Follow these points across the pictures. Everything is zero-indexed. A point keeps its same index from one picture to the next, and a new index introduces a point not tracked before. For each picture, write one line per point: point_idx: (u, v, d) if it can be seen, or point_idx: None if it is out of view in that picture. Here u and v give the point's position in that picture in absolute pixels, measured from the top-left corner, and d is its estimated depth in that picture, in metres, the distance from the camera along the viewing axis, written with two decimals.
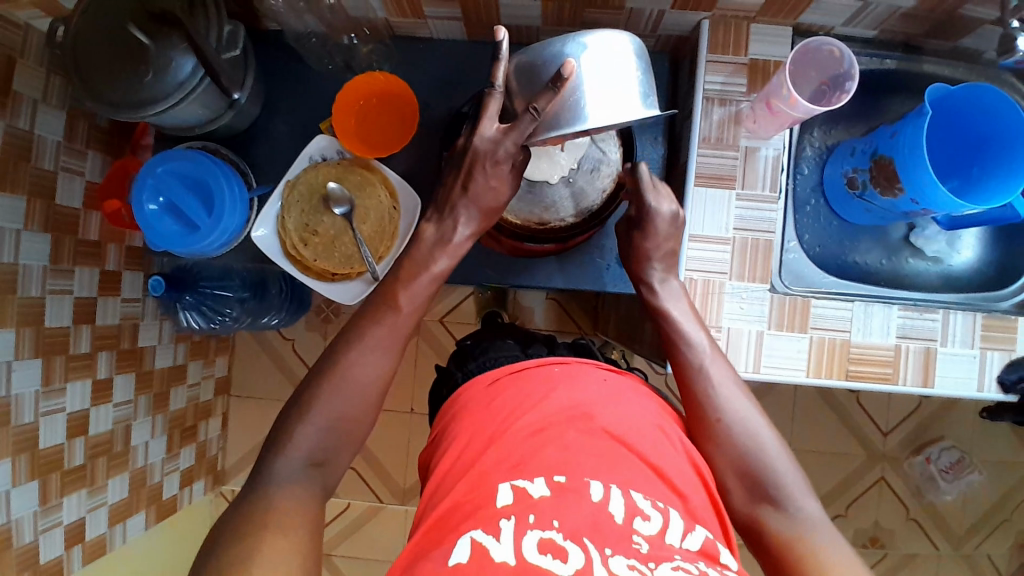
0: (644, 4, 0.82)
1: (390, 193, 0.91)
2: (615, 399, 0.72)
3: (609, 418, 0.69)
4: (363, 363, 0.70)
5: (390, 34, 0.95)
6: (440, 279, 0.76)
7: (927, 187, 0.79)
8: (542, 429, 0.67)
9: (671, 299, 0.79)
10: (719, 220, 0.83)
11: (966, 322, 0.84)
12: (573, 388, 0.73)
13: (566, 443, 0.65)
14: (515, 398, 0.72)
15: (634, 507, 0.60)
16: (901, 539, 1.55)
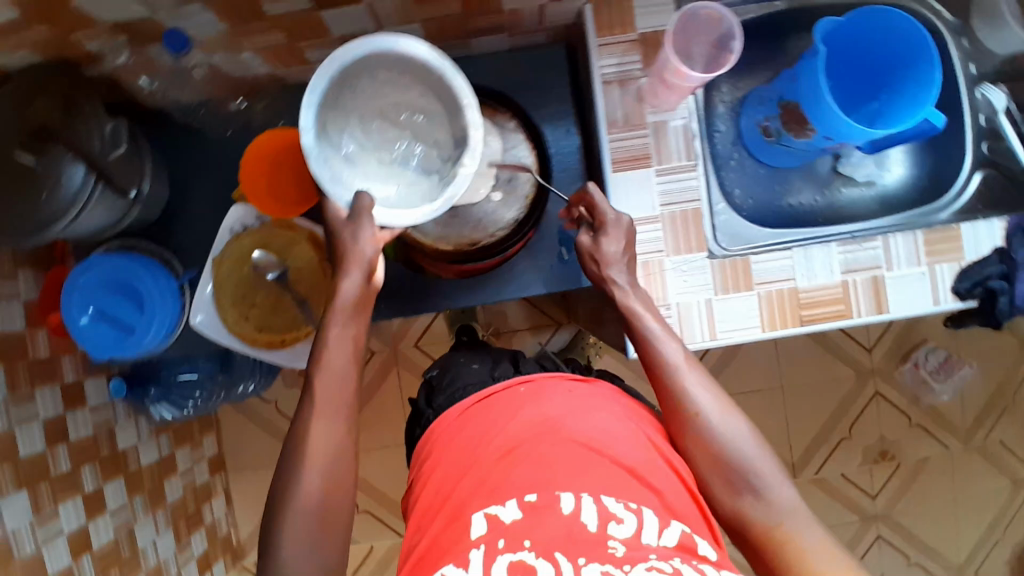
0: (521, 3, 0.80)
1: (320, 246, 0.90)
2: (584, 407, 0.72)
3: (579, 428, 0.69)
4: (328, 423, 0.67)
5: (280, 87, 0.92)
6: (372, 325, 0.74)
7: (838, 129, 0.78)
8: (511, 451, 0.67)
9: (638, 298, 0.76)
10: (645, 200, 0.83)
11: (908, 242, 0.83)
12: (540, 403, 0.72)
13: (537, 462, 0.66)
14: (485, 424, 0.72)
15: (607, 512, 0.60)
16: (908, 446, 1.58)
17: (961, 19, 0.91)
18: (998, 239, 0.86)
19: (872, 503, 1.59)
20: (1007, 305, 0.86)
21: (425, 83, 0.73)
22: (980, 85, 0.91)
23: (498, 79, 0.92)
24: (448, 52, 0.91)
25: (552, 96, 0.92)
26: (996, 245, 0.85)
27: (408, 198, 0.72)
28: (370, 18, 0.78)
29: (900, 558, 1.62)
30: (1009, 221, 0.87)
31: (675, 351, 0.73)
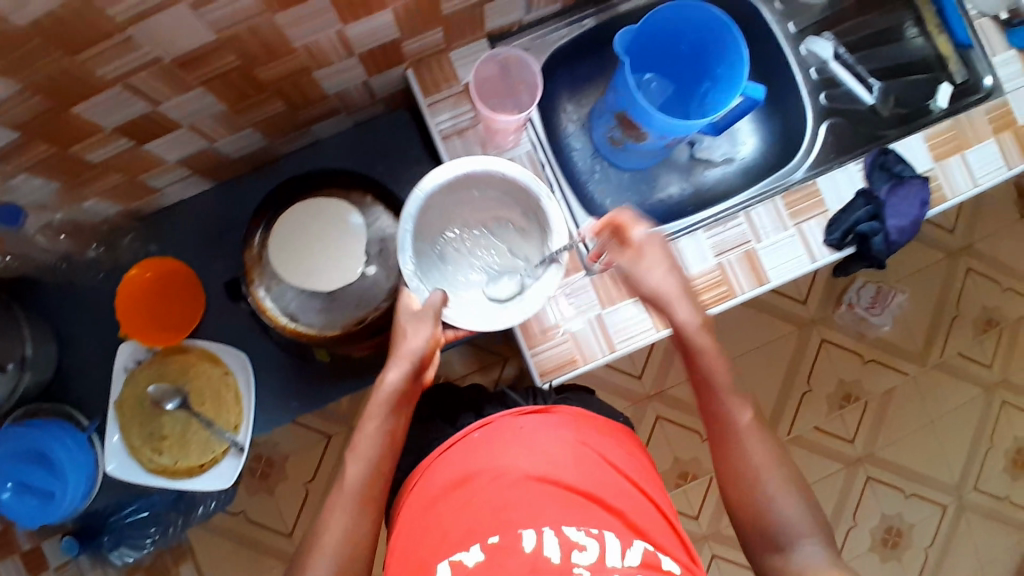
0: (341, 85, 0.81)
1: (216, 363, 0.90)
2: (541, 442, 0.71)
3: (532, 463, 0.68)
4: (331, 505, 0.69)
5: (143, 217, 0.92)
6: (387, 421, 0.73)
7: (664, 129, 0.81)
8: (469, 498, 0.66)
9: (653, 267, 0.75)
10: (512, 237, 0.85)
11: (768, 211, 0.86)
12: (496, 450, 0.70)
13: (493, 504, 0.65)
14: (445, 479, 0.70)
15: (569, 542, 0.60)
16: (869, 383, 1.60)
17: None
18: (859, 181, 0.88)
19: (853, 448, 1.60)
20: (883, 243, 0.87)
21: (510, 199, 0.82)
22: (803, 40, 0.93)
23: (352, 155, 0.94)
24: (294, 143, 0.92)
25: (408, 158, 0.94)
26: (859, 188, 0.87)
27: (480, 309, 0.77)
28: (198, 135, 0.79)
29: (896, 494, 1.61)
30: (864, 161, 0.88)
31: (739, 417, 0.72)
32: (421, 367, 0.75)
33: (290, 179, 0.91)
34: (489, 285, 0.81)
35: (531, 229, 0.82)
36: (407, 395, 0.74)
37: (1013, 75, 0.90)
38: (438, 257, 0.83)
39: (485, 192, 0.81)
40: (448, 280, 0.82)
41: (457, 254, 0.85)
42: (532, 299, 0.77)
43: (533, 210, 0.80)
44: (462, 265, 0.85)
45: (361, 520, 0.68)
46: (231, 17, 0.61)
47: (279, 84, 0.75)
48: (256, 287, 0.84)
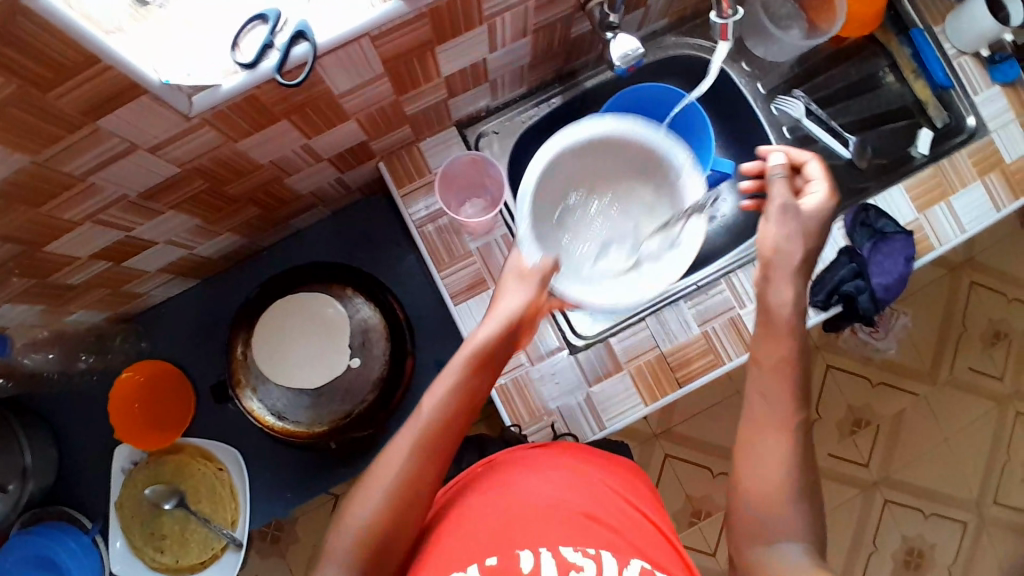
0: (313, 183, 0.82)
1: (209, 460, 0.91)
2: (552, 473, 0.68)
3: (537, 493, 0.66)
4: (394, 448, 0.60)
5: (133, 319, 0.94)
6: (460, 402, 0.62)
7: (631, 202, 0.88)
8: (478, 521, 0.64)
9: (786, 218, 0.65)
10: (584, 221, 0.86)
11: (750, 276, 0.86)
12: (510, 480, 0.68)
13: (492, 524, 0.63)
14: (462, 507, 0.67)
15: (565, 563, 0.59)
16: (880, 406, 1.55)
17: (734, 44, 0.95)
18: (841, 240, 0.88)
19: (868, 471, 1.53)
20: (869, 300, 0.88)
21: (646, 170, 0.83)
22: (774, 100, 0.95)
23: (334, 243, 0.94)
24: (275, 236, 0.92)
25: (389, 242, 0.94)
26: (841, 247, 0.88)
27: (608, 281, 0.78)
28: (177, 247, 0.80)
29: (915, 515, 1.53)
30: (845, 218, 0.88)
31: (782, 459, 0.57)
32: (519, 331, 0.69)
33: (274, 275, 0.91)
34: (602, 258, 0.82)
35: (662, 204, 0.83)
36: (496, 358, 0.67)
37: (996, 113, 0.87)
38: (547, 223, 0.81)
39: (627, 158, 0.82)
40: (564, 248, 0.82)
41: (571, 225, 0.85)
42: (652, 273, 0.78)
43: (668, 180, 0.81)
44: (578, 237, 0.84)
45: (425, 462, 0.59)
46: (193, 152, 0.63)
47: (251, 194, 0.77)
48: (243, 390, 0.85)
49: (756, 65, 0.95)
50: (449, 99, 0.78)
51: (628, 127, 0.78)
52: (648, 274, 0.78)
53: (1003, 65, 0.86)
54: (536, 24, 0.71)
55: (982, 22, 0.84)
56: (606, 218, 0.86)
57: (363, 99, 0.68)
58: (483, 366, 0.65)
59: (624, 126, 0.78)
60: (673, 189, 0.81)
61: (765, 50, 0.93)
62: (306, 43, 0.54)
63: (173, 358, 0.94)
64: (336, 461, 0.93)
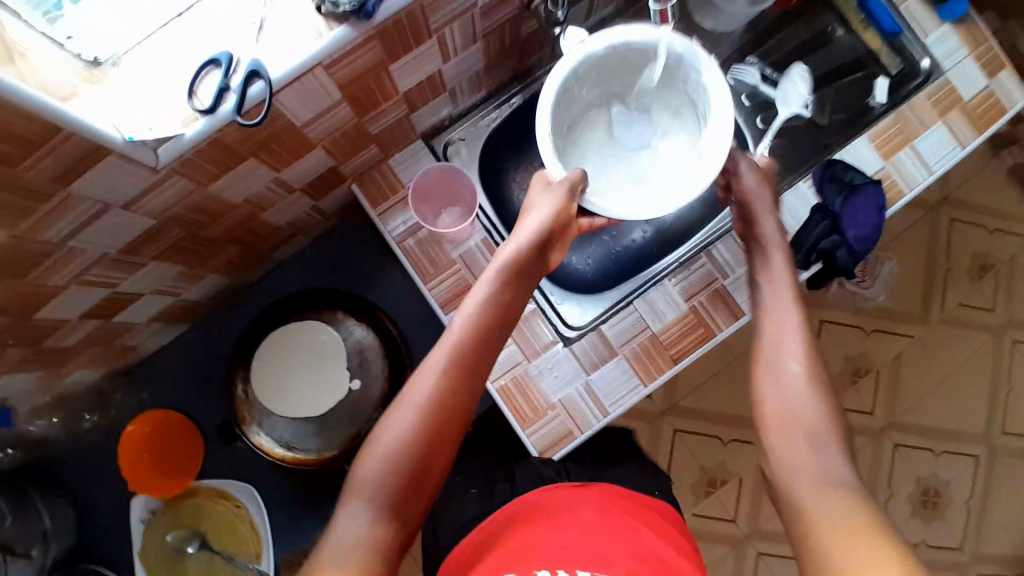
0: (290, 214, 0.83)
1: (226, 499, 0.92)
2: (579, 522, 0.65)
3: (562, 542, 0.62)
4: (430, 368, 0.61)
5: (133, 371, 0.94)
6: (486, 329, 0.64)
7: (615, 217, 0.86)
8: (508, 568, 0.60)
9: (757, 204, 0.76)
10: (629, 128, 0.82)
11: (729, 246, 0.88)
12: (535, 532, 0.65)
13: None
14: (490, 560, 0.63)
15: None
16: (877, 352, 1.57)
17: (683, 22, 0.96)
18: (812, 199, 0.90)
19: (874, 418, 1.55)
20: (847, 255, 0.87)
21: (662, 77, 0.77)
22: (729, 70, 0.97)
23: (320, 269, 0.95)
24: (258, 270, 0.93)
25: (373, 261, 0.95)
26: (813, 205, 0.89)
27: (638, 202, 0.75)
28: (164, 294, 0.81)
29: (927, 455, 1.56)
30: (812, 176, 0.90)
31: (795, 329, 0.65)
32: (549, 244, 0.71)
33: (261, 311, 0.91)
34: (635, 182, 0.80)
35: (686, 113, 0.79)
36: (526, 269, 0.68)
37: (949, 52, 0.89)
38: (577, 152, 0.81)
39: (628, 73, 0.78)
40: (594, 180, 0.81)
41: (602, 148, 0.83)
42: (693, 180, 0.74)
43: (690, 83, 0.75)
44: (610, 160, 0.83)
45: (464, 374, 0.60)
46: (167, 201, 0.64)
47: (228, 234, 0.78)
48: (248, 426, 0.84)
49: (706, 38, 0.97)
50: (411, 112, 0.79)
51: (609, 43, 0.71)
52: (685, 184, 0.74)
53: (948, 3, 0.88)
54: (484, 30, 0.73)
55: None
56: (675, 102, 0.80)
57: (325, 127, 0.69)
58: (516, 282, 0.67)
59: (616, 36, 0.71)
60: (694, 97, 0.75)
61: (714, 23, 0.95)
62: (261, 82, 0.55)
63: (176, 404, 0.95)
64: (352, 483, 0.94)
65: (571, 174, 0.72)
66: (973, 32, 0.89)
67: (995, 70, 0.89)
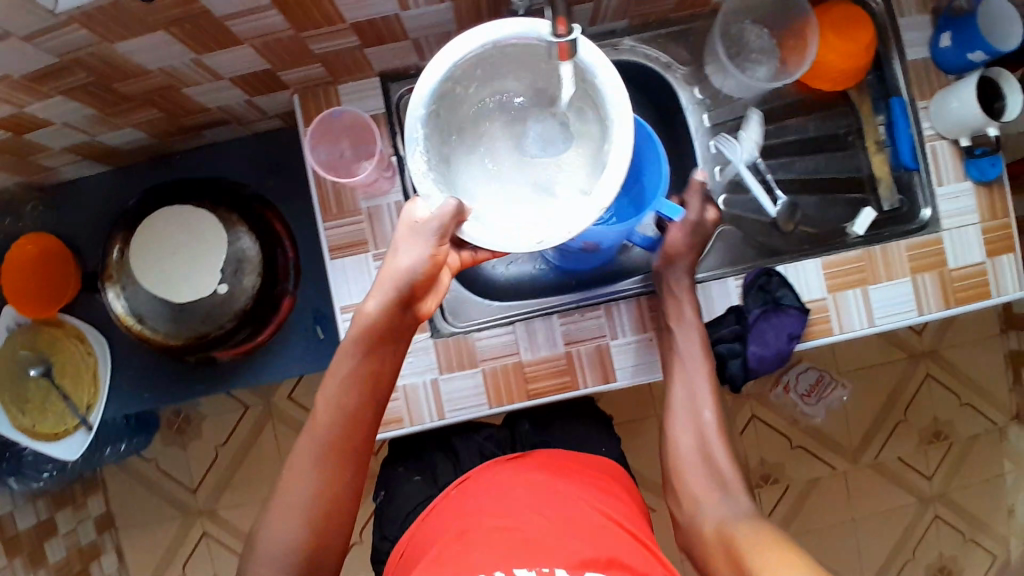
0: (220, 101, 0.81)
1: (82, 342, 0.95)
2: (533, 493, 0.80)
3: (520, 516, 0.76)
4: (300, 472, 0.70)
5: (47, 190, 0.96)
6: (343, 403, 0.70)
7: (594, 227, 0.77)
8: (475, 537, 0.73)
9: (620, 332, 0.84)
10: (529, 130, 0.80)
11: (630, 310, 0.84)
12: (496, 501, 0.79)
13: (486, 539, 0.73)
14: (460, 527, 0.77)
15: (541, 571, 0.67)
16: (792, 468, 1.48)
17: (694, 66, 0.87)
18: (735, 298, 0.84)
19: None
20: (740, 367, 0.86)
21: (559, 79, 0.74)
22: (716, 136, 0.88)
23: (250, 167, 0.94)
24: (190, 142, 0.92)
25: (302, 178, 0.93)
26: (731, 305, 0.84)
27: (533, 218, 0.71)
28: (77, 131, 0.81)
29: None
30: (744, 277, 0.84)
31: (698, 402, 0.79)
32: (412, 298, 0.71)
33: (163, 187, 0.94)
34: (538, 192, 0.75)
35: (590, 116, 0.74)
36: (386, 328, 0.70)
37: (958, 210, 0.83)
38: (473, 147, 0.78)
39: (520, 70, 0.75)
40: (491, 178, 0.78)
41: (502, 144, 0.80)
42: (582, 203, 0.69)
43: (586, 87, 0.71)
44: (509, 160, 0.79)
45: (331, 463, 0.70)
46: (69, 45, 0.63)
47: (148, 96, 0.77)
48: (111, 284, 0.87)
49: (710, 93, 0.88)
50: (364, 47, 0.76)
51: (482, 41, 0.67)
52: (578, 204, 0.69)
53: (981, 160, 0.82)
54: None
55: (969, 109, 0.79)
56: (579, 112, 0.76)
57: (252, 26, 0.66)
58: (374, 348, 0.71)
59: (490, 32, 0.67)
60: (595, 103, 0.71)
61: (722, 82, 0.87)
62: None
63: (73, 237, 0.96)
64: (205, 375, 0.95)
65: (447, 213, 0.66)
66: (995, 197, 0.83)
67: (999, 249, 0.83)
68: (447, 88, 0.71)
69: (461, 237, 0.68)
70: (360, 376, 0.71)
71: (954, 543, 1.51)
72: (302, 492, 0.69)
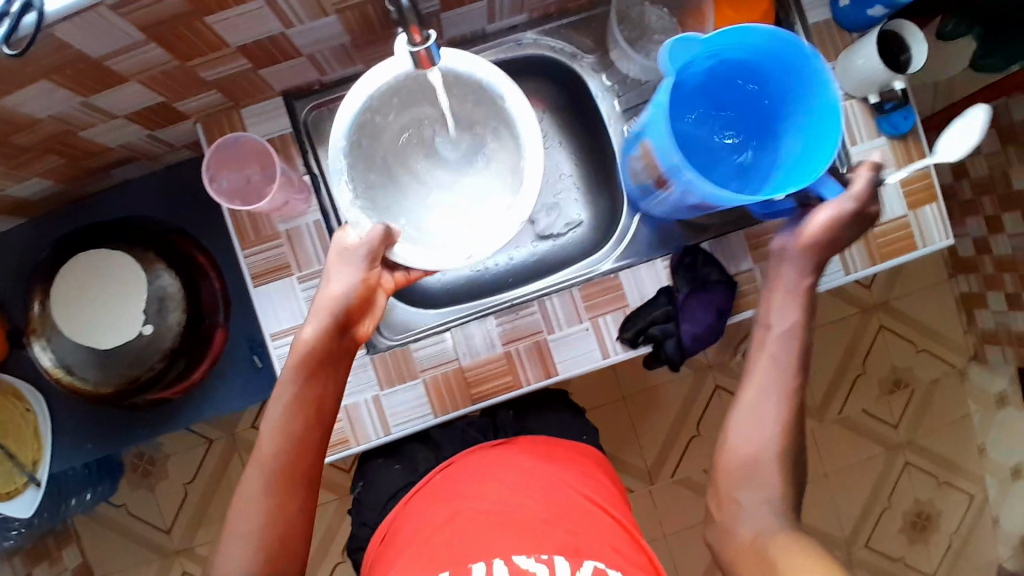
0: (121, 138, 0.79)
1: (18, 399, 0.92)
2: (511, 484, 0.76)
3: (490, 504, 0.73)
4: (247, 498, 0.65)
5: None
6: (285, 427, 0.67)
7: (669, 152, 0.68)
8: (448, 536, 0.70)
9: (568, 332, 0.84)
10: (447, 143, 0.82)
11: (564, 302, 0.84)
12: (469, 491, 0.76)
13: (450, 539, 0.69)
14: (431, 518, 0.73)
15: (518, 569, 0.65)
16: None
17: (599, 53, 0.89)
18: (665, 279, 0.84)
19: None
20: (675, 346, 0.85)
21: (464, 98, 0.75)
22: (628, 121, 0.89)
23: (166, 201, 0.93)
24: (100, 182, 0.90)
25: None
26: (663, 285, 0.84)
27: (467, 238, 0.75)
28: None
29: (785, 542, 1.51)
30: (669, 258, 0.85)
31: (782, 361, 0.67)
32: (349, 323, 0.69)
33: (72, 235, 0.91)
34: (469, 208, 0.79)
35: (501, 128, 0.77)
36: (326, 353, 0.68)
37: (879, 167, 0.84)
38: (399, 175, 0.81)
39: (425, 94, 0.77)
40: (423, 201, 0.82)
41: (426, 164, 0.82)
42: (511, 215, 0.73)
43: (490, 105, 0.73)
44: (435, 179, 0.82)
45: (281, 495, 0.66)
46: None
47: (45, 144, 0.74)
48: (35, 339, 0.85)
49: (617, 79, 0.89)
50: (258, 69, 0.74)
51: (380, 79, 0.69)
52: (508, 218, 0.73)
53: (895, 115, 0.83)
54: (337, 6, 0.67)
55: (872, 66, 0.80)
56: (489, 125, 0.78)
57: (134, 62, 0.65)
58: (315, 372, 0.68)
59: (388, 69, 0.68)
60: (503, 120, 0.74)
61: (628, 66, 0.87)
62: (34, 14, 0.53)
63: None
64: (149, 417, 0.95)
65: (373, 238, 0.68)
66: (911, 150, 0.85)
67: (921, 201, 0.85)
68: (363, 128, 0.73)
69: (393, 259, 0.71)
70: (300, 404, 0.68)
71: (927, 487, 1.49)
72: (255, 523, 0.64)
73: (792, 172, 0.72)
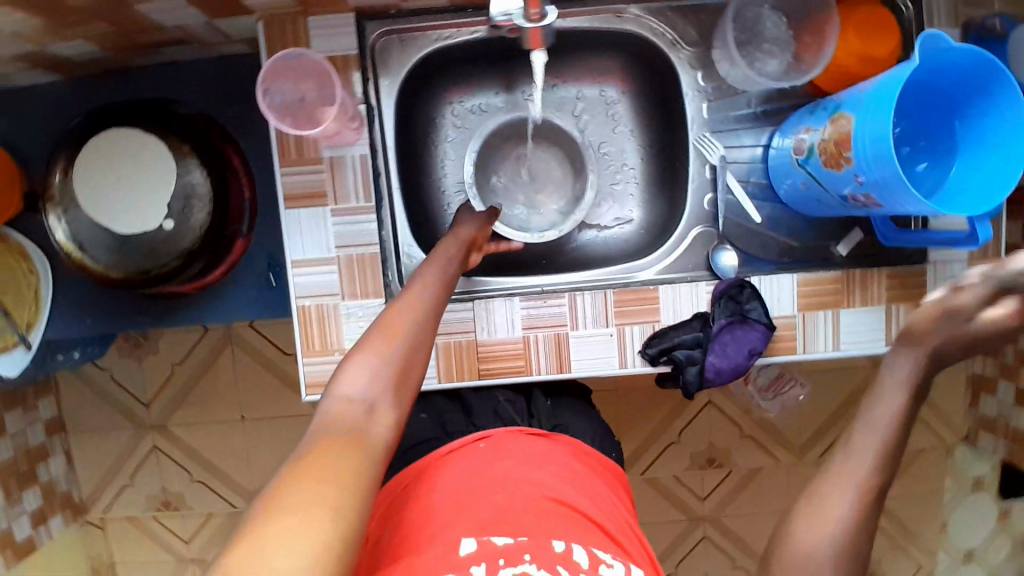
0: (178, 20, 0.74)
1: (24, 259, 0.90)
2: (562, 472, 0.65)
3: (554, 487, 0.61)
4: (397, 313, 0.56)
5: None
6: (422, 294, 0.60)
7: (882, 134, 0.60)
8: (504, 500, 0.59)
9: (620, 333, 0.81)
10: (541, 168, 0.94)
11: (595, 301, 0.81)
12: (523, 464, 0.65)
13: (503, 508, 0.58)
14: (481, 478, 0.62)
15: (596, 555, 0.54)
16: (738, 454, 1.42)
17: (701, 48, 0.82)
18: (704, 304, 0.82)
19: (701, 504, 1.43)
20: (696, 376, 0.81)
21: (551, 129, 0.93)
22: (711, 130, 0.83)
23: (212, 89, 0.90)
24: (150, 57, 0.86)
25: None
26: (698, 310, 0.81)
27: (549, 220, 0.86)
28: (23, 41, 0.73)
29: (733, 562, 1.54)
30: (716, 285, 0.81)
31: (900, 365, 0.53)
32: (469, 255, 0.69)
33: (105, 107, 0.86)
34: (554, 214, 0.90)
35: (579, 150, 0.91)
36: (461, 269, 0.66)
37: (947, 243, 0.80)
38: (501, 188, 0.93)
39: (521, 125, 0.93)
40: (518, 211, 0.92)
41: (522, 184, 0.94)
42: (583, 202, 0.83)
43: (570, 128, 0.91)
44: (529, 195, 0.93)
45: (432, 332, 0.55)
46: None
47: (99, 12, 0.69)
48: (53, 207, 0.81)
49: (711, 82, 0.83)
50: None
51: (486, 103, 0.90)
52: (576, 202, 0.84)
53: None
54: None
55: None
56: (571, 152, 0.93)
57: None
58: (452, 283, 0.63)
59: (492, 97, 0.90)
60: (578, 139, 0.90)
61: (729, 70, 0.81)
62: None
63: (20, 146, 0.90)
64: (154, 304, 0.93)
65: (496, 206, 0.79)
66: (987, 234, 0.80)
67: None
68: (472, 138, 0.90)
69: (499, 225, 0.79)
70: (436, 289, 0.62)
71: (881, 547, 1.50)
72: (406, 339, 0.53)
73: (955, 193, 0.67)
